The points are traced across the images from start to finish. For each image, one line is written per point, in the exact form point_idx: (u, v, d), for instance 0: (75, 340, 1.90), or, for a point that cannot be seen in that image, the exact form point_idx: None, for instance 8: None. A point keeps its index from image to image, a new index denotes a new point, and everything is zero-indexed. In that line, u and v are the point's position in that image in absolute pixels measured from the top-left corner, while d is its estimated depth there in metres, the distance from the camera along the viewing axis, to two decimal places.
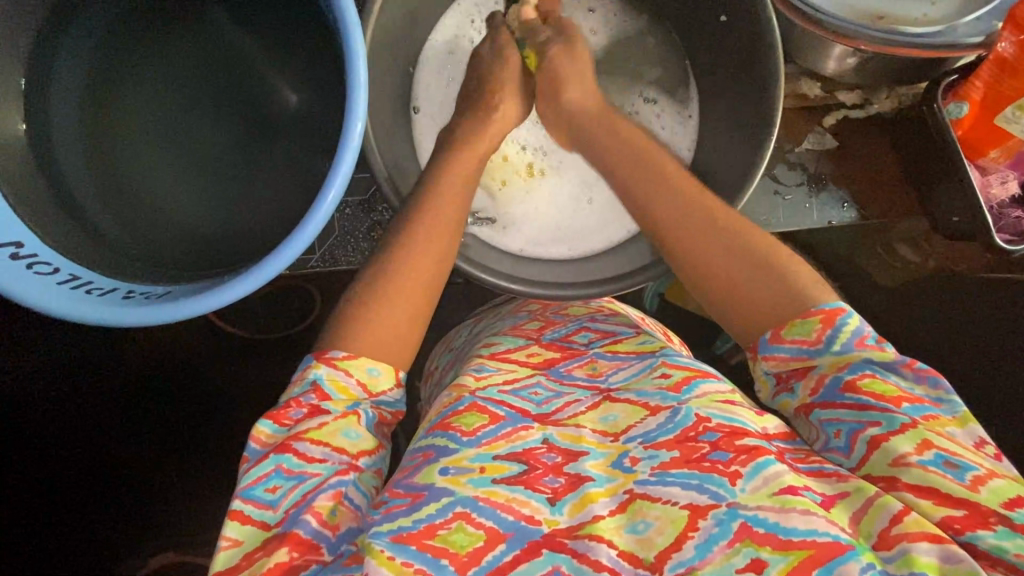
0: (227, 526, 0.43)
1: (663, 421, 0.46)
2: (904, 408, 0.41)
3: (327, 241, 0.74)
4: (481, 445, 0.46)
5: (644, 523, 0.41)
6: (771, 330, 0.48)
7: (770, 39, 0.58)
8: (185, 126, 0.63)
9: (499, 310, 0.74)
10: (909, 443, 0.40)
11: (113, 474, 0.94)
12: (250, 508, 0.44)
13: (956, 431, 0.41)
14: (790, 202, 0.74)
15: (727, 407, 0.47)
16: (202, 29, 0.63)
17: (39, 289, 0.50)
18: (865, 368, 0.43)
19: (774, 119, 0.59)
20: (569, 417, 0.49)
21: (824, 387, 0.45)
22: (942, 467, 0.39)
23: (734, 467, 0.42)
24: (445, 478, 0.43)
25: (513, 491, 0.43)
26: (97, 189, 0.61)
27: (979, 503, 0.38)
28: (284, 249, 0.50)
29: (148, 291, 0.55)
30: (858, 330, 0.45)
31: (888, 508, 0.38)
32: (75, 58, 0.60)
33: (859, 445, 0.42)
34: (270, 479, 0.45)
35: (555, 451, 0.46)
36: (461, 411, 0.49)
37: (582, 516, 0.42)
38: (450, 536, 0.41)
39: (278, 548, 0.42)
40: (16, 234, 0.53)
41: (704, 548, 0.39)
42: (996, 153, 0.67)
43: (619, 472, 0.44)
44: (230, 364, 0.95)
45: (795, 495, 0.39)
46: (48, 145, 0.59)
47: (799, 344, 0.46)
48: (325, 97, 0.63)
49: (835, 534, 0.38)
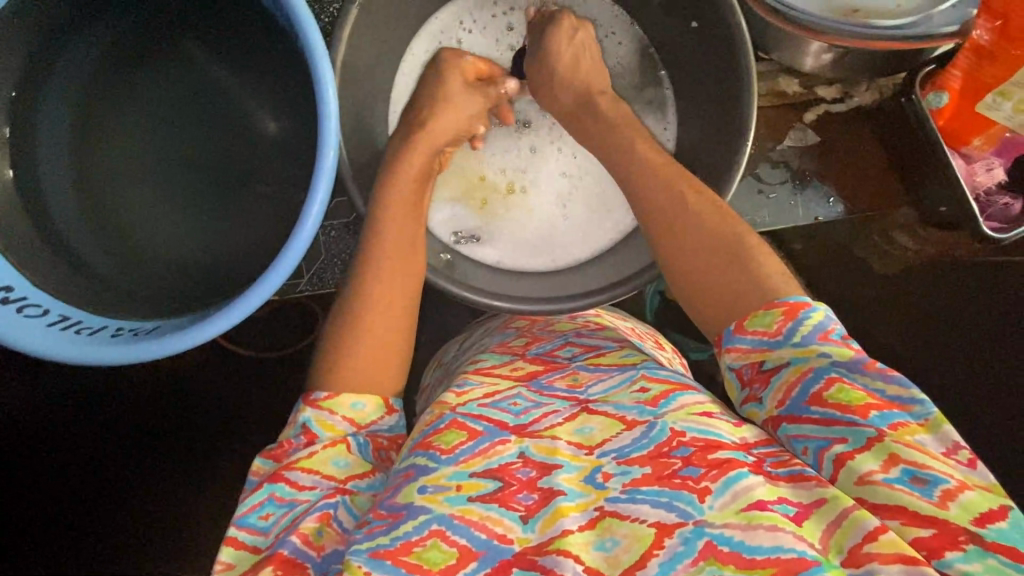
0: (222, 550, 0.45)
1: (637, 436, 0.46)
2: (872, 418, 0.41)
3: (314, 264, 0.74)
4: (458, 463, 0.46)
5: (612, 541, 0.42)
6: (735, 323, 0.48)
7: (741, 43, 0.58)
8: (165, 160, 0.64)
9: (485, 326, 0.74)
10: (875, 461, 0.40)
11: (122, 499, 0.96)
12: (244, 535, 0.45)
13: (925, 438, 0.40)
14: (774, 200, 0.74)
15: (704, 419, 0.47)
16: (184, 65, 0.63)
17: (29, 333, 0.51)
18: (831, 373, 0.43)
19: (749, 126, 0.59)
20: (546, 429, 0.49)
21: (792, 399, 0.44)
22: (908, 484, 0.39)
23: (704, 484, 0.42)
24: (422, 497, 0.44)
25: (488, 509, 0.44)
26: (87, 228, 0.62)
27: (948, 521, 0.37)
28: (264, 281, 0.50)
29: (136, 327, 0.56)
30: (820, 326, 0.45)
31: (862, 525, 0.39)
32: (58, 102, 0.61)
33: (827, 464, 0.42)
34: (263, 508, 0.46)
35: (530, 465, 0.47)
36: (442, 429, 0.49)
37: (552, 532, 0.42)
38: (424, 553, 0.42)
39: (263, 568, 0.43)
40: (7, 278, 0.54)
41: (669, 566, 0.40)
42: (979, 140, 0.67)
43: (591, 488, 0.45)
44: (231, 388, 0.96)
45: (762, 510, 0.40)
46: (34, 188, 0.60)
47: (759, 336, 0.46)
48: (301, 125, 0.63)
49: (800, 551, 0.38)
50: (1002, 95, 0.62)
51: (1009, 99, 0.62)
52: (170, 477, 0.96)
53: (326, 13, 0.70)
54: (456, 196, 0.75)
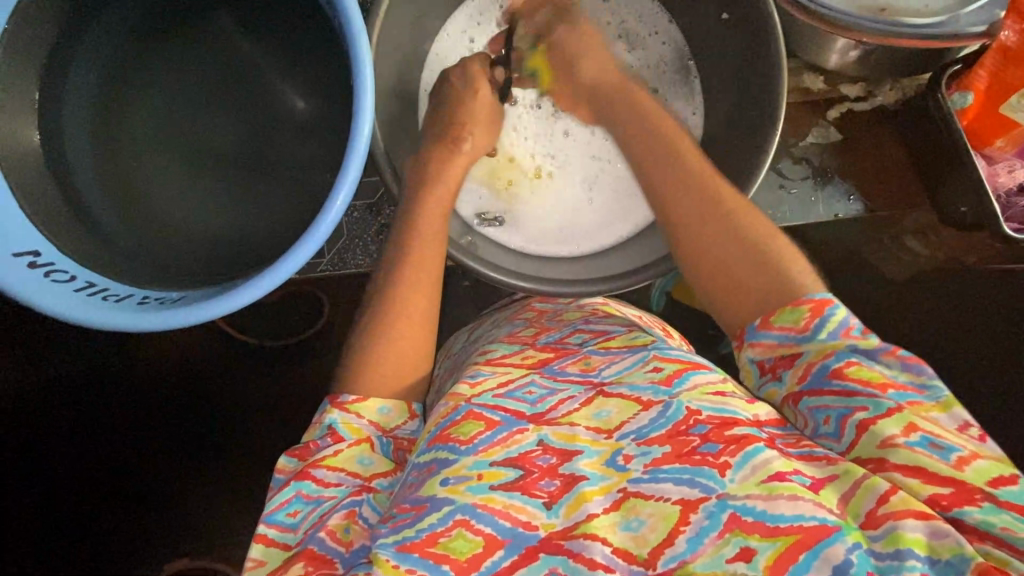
0: (253, 548, 0.46)
1: (655, 416, 0.47)
2: (890, 394, 0.42)
3: (336, 244, 0.75)
4: (478, 452, 0.46)
5: (637, 521, 0.42)
6: (761, 318, 0.49)
7: (773, 35, 0.58)
8: (191, 134, 0.64)
9: (499, 313, 0.75)
10: (896, 425, 0.41)
11: (130, 478, 0.97)
12: (273, 532, 0.46)
13: (941, 415, 0.41)
14: (795, 195, 0.74)
15: (717, 398, 0.47)
16: (215, 37, 0.64)
17: (58, 298, 0.51)
18: (850, 356, 0.44)
19: (778, 118, 0.59)
20: (563, 416, 0.50)
21: (812, 375, 0.45)
22: (927, 448, 0.40)
23: (723, 459, 0.42)
24: (445, 489, 0.44)
25: (510, 497, 0.44)
26: (110, 197, 0.62)
27: (965, 482, 0.39)
28: (294, 252, 0.51)
29: (162, 297, 0.56)
30: (845, 322, 0.46)
31: (875, 489, 0.39)
32: (88, 71, 0.61)
33: (848, 430, 0.43)
34: (291, 505, 0.47)
35: (550, 453, 0.47)
36: (458, 421, 0.49)
37: (577, 516, 0.43)
38: (451, 543, 0.42)
39: (293, 565, 0.43)
40: (34, 243, 0.54)
41: (696, 541, 0.40)
42: (1002, 141, 0.67)
43: (613, 470, 0.45)
44: (246, 372, 0.97)
45: (782, 481, 0.41)
46: (61, 155, 0.60)
47: (787, 331, 0.47)
48: (331, 102, 0.63)
49: (821, 517, 0.39)
50: None
51: None
52: (178, 456, 0.97)
53: None
54: (480, 175, 0.75)
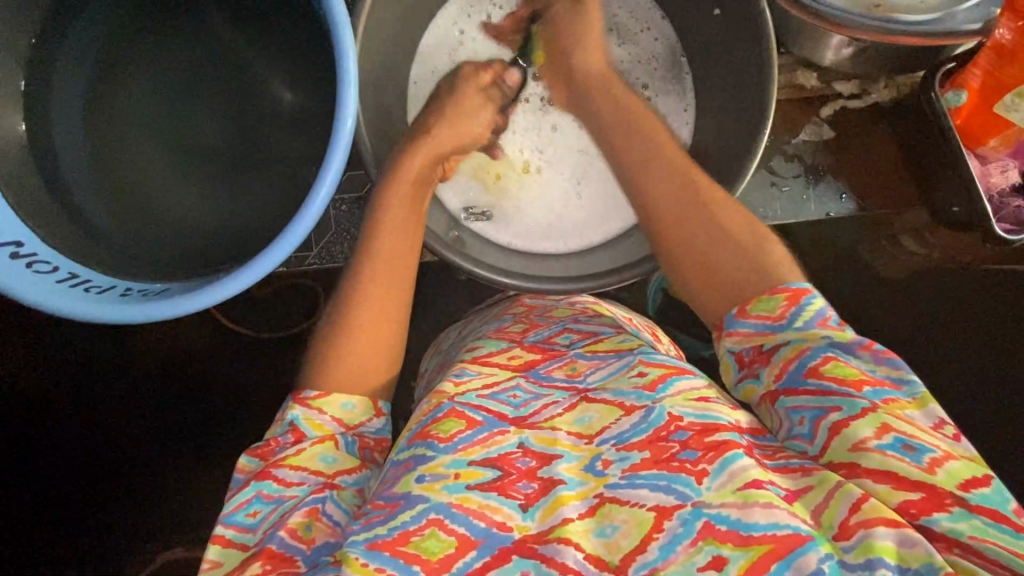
0: (209, 549, 0.45)
1: (636, 420, 0.47)
2: (865, 392, 0.42)
3: (324, 237, 0.74)
4: (457, 450, 0.46)
5: (611, 527, 0.42)
6: (737, 307, 0.48)
7: (764, 30, 0.58)
8: (178, 125, 0.64)
9: (487, 312, 0.74)
10: (869, 427, 0.41)
11: (119, 468, 0.97)
12: (231, 533, 0.46)
13: (914, 413, 0.41)
14: (787, 193, 0.74)
15: (700, 404, 0.47)
16: (202, 30, 0.63)
17: (40, 287, 0.51)
18: (827, 351, 0.44)
19: (766, 113, 0.59)
20: (545, 420, 0.50)
21: (789, 373, 0.45)
22: (899, 450, 0.40)
23: (701, 466, 0.43)
24: (421, 485, 0.44)
25: (486, 497, 0.44)
26: (95, 190, 0.62)
27: (935, 485, 0.38)
28: (275, 245, 0.50)
29: (145, 288, 0.56)
30: (820, 312, 0.46)
31: (850, 495, 0.39)
32: (74, 60, 0.61)
33: (821, 432, 0.43)
34: (250, 505, 0.46)
35: (530, 455, 0.47)
36: (440, 418, 0.49)
37: (552, 520, 0.43)
38: (422, 543, 0.42)
39: (251, 564, 0.43)
40: (16, 233, 0.54)
41: (668, 548, 0.40)
42: (995, 141, 0.67)
43: (591, 475, 0.45)
44: (235, 363, 0.97)
45: (759, 489, 0.41)
46: (47, 145, 0.60)
47: (763, 320, 0.47)
48: (318, 94, 0.63)
49: (795, 526, 0.39)
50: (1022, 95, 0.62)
51: None
52: (169, 449, 0.97)
53: None
54: (469, 170, 0.75)
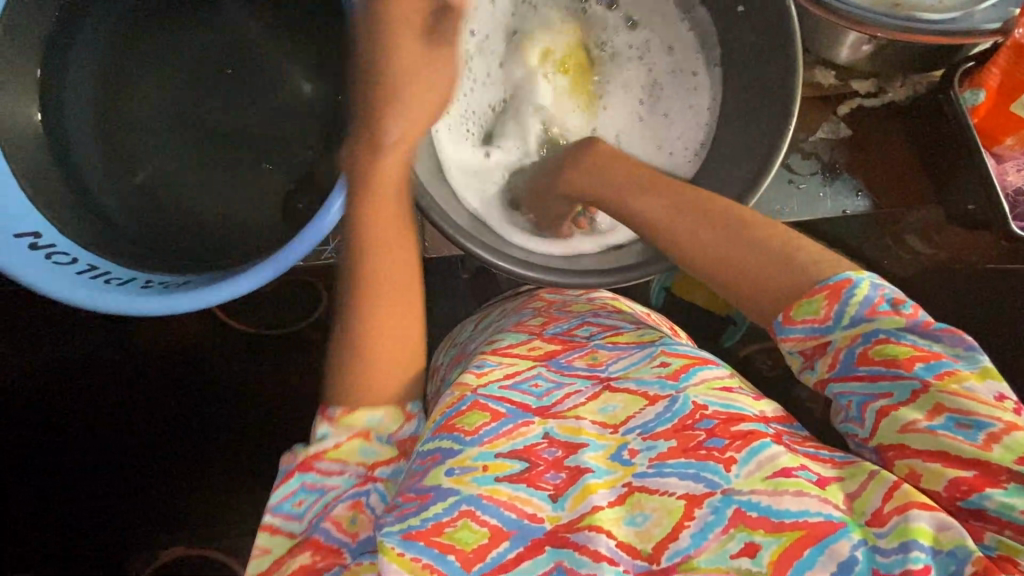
0: (258, 536, 0.47)
1: (661, 410, 0.47)
2: (917, 371, 0.41)
3: (341, 232, 0.73)
4: (483, 443, 0.46)
5: (642, 516, 0.42)
6: (782, 312, 0.46)
7: (790, 31, 0.59)
8: (192, 113, 0.62)
9: (506, 304, 0.75)
10: (919, 410, 0.41)
11: (125, 464, 0.96)
12: (279, 522, 0.47)
13: (976, 385, 0.40)
14: (803, 191, 0.73)
15: (725, 393, 0.48)
16: (220, 21, 0.63)
17: (60, 277, 0.50)
18: (879, 334, 0.43)
19: (791, 112, 0.59)
20: (569, 409, 0.50)
21: (842, 362, 0.44)
22: (953, 429, 0.40)
23: (729, 454, 0.43)
24: (451, 479, 0.44)
25: (515, 489, 0.44)
26: (112, 182, 0.61)
27: (991, 462, 0.39)
28: (307, 231, 0.51)
29: (166, 281, 0.55)
30: (869, 299, 0.44)
31: (885, 481, 0.40)
32: (91, 50, 0.60)
33: (869, 415, 0.44)
34: (296, 496, 0.48)
35: (556, 446, 0.47)
36: (464, 411, 0.49)
37: (582, 508, 0.43)
38: (456, 533, 0.42)
39: (301, 553, 0.44)
40: (35, 223, 0.53)
41: (700, 536, 0.41)
42: (1011, 141, 0.67)
43: (618, 464, 0.45)
44: (245, 359, 0.96)
45: (788, 477, 0.41)
46: (64, 135, 0.60)
47: (809, 324, 0.45)
48: (337, 87, 0.62)
49: (827, 514, 0.40)
50: None
51: None
52: (178, 446, 0.96)
53: None
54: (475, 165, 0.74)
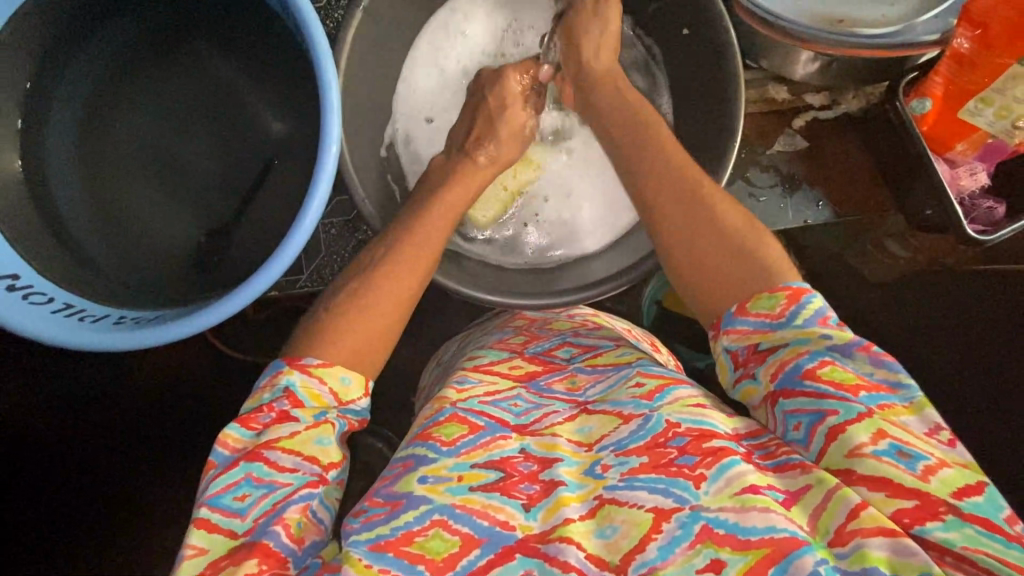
0: (193, 535, 0.45)
1: (635, 428, 0.47)
2: (861, 397, 0.43)
3: (314, 260, 0.76)
4: (459, 454, 0.47)
5: (611, 528, 0.42)
6: (738, 304, 0.50)
7: (730, 52, 0.61)
8: (168, 154, 0.66)
9: (487, 324, 0.76)
10: (866, 432, 0.42)
11: (116, 497, 0.97)
12: (218, 517, 0.45)
13: (909, 419, 0.42)
14: (764, 203, 0.76)
15: (697, 410, 0.49)
16: (187, 62, 0.65)
17: (34, 318, 0.53)
18: (824, 355, 0.45)
19: (735, 133, 0.61)
20: (547, 427, 0.51)
21: (785, 373, 0.46)
22: (894, 457, 0.40)
23: (699, 471, 0.43)
24: (424, 486, 0.45)
25: (489, 497, 0.44)
26: (90, 221, 0.64)
27: (930, 492, 0.39)
28: (259, 274, 0.52)
29: (137, 316, 0.57)
30: (820, 310, 0.47)
31: (847, 501, 0.40)
32: (67, 97, 0.63)
33: (817, 438, 0.44)
34: (239, 488, 0.46)
35: (531, 460, 0.48)
36: (443, 421, 0.50)
37: (555, 520, 0.43)
38: (427, 542, 0.42)
39: (247, 559, 0.43)
40: (14, 267, 0.56)
41: (667, 549, 0.41)
42: (962, 145, 0.69)
43: (590, 478, 0.46)
44: (234, 388, 0.98)
45: (755, 494, 0.41)
46: (42, 178, 0.62)
47: (762, 317, 0.49)
48: (302, 121, 0.65)
49: (792, 531, 0.40)
50: (983, 102, 0.63)
51: (990, 105, 0.63)
52: (165, 478, 0.97)
53: (331, 18, 0.74)
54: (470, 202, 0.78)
